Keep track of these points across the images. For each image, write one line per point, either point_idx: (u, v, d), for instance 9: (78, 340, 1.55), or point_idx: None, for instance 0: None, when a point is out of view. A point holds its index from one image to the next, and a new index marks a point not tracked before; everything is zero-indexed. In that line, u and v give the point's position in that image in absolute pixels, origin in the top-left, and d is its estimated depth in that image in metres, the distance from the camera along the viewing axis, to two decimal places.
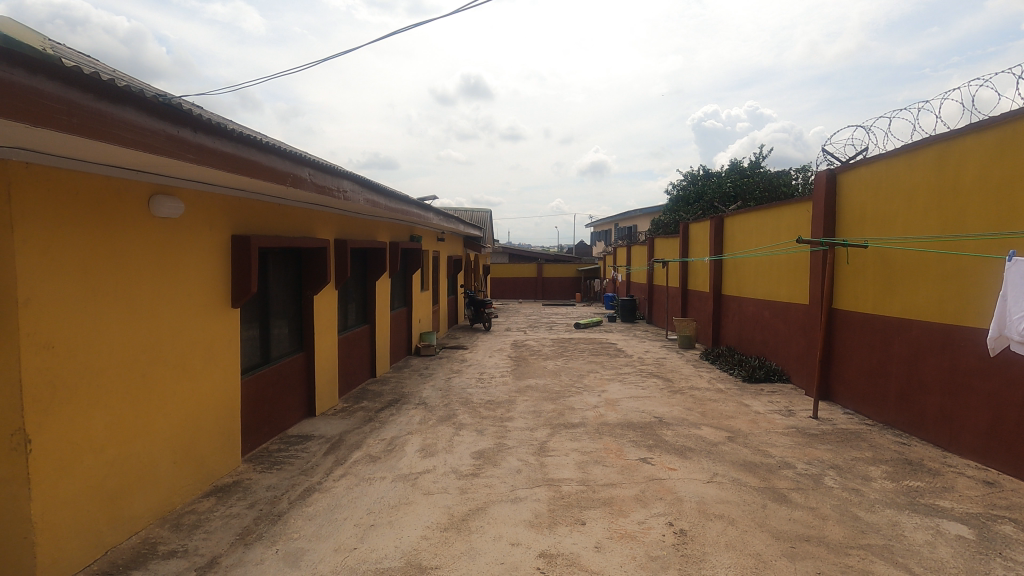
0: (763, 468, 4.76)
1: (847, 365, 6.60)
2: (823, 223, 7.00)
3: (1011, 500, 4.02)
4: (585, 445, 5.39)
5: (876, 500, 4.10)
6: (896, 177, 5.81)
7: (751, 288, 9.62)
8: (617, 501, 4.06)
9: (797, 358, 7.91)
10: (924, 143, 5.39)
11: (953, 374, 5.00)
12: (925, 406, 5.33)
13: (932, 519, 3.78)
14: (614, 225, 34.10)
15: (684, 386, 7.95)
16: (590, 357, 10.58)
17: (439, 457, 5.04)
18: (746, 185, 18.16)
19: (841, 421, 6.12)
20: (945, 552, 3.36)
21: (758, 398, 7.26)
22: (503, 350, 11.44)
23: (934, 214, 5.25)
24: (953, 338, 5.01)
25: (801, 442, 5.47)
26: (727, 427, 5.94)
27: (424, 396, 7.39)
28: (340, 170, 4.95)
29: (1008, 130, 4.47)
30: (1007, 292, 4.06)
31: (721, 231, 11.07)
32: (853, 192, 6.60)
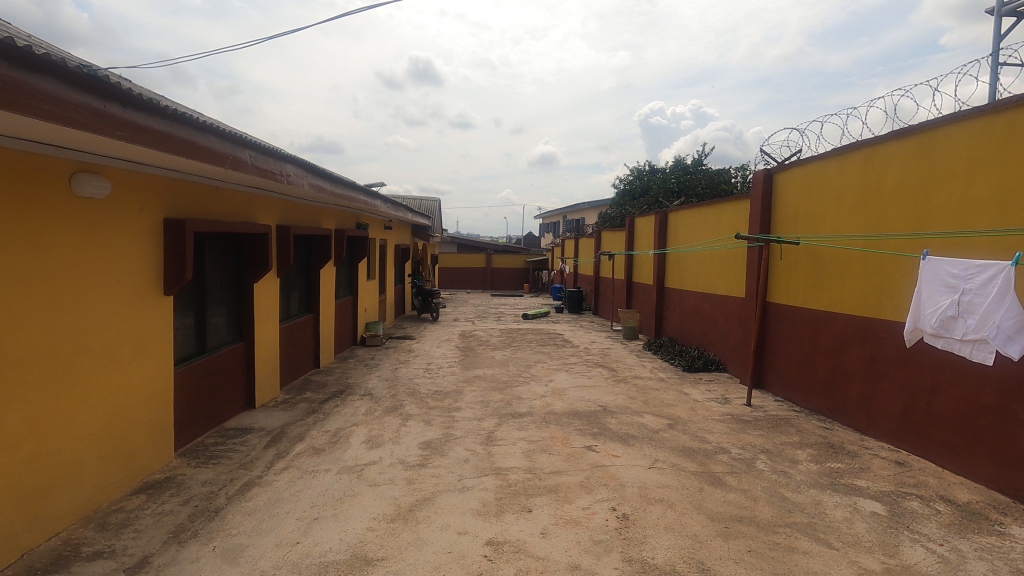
0: (700, 453, 4.98)
1: (778, 356, 7.00)
2: (759, 220, 7.35)
3: (918, 479, 4.40)
4: (532, 434, 5.47)
5: (802, 482, 4.38)
6: (826, 179, 6.18)
7: (692, 282, 9.99)
8: (563, 488, 4.15)
9: (733, 349, 8.31)
10: (852, 148, 5.75)
11: (872, 363, 5.38)
12: (847, 393, 5.74)
13: (850, 497, 4.09)
14: (562, 217, 34.56)
15: (628, 376, 8.19)
16: (537, 347, 10.71)
17: (385, 448, 4.98)
18: (689, 182, 18.77)
19: (772, 408, 6.49)
20: (861, 527, 3.64)
21: (696, 386, 7.58)
22: (451, 340, 11.40)
23: (859, 214, 5.63)
24: (872, 330, 5.40)
25: (736, 428, 5.76)
26: (668, 414, 6.18)
27: (370, 387, 7.27)
28: (283, 153, 4.75)
29: (925, 138, 4.84)
30: (921, 289, 4.39)
31: (665, 226, 11.42)
32: (787, 191, 6.96)
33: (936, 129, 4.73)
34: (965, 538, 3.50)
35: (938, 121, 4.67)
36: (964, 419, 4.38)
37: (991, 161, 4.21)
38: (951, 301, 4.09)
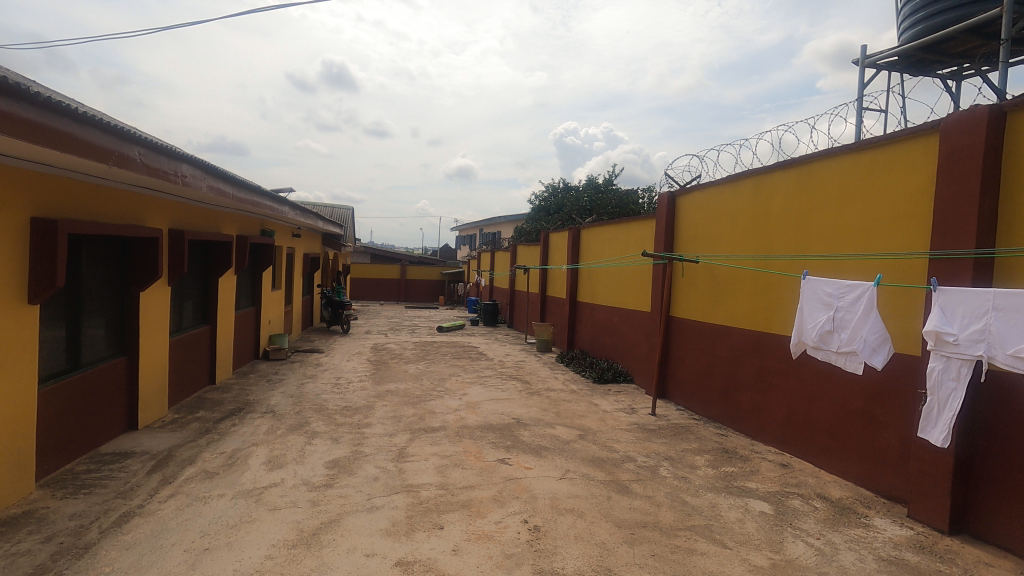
0: (608, 462, 5.15)
1: (680, 367, 7.43)
2: (663, 238, 7.81)
3: (799, 479, 4.83)
4: (445, 448, 5.39)
5: (700, 486, 4.65)
6: (722, 202, 6.68)
7: (602, 296, 10.38)
8: (476, 503, 4.12)
9: (640, 361, 8.72)
10: (744, 175, 6.28)
11: (762, 373, 5.85)
12: (740, 401, 6.20)
13: (742, 499, 4.40)
14: (479, 230, 34.74)
15: (541, 388, 8.33)
16: (452, 360, 10.62)
17: (288, 468, 4.69)
18: (600, 201, 19.58)
19: (674, 417, 6.87)
20: (751, 526, 3.92)
21: (605, 397, 7.85)
22: (362, 353, 11.02)
23: (751, 237, 6.14)
24: (762, 343, 5.88)
25: (641, 436, 6.02)
26: (579, 425, 6.35)
27: (272, 404, 6.84)
28: (178, 152, 4.39)
29: (805, 170, 5.39)
30: (802, 306, 4.85)
31: (578, 242, 11.81)
32: (689, 213, 7.44)
33: (814, 162, 5.28)
34: (837, 531, 3.88)
35: (816, 155, 5.21)
36: (837, 424, 4.87)
37: (858, 193, 4.75)
38: (828, 317, 4.54)
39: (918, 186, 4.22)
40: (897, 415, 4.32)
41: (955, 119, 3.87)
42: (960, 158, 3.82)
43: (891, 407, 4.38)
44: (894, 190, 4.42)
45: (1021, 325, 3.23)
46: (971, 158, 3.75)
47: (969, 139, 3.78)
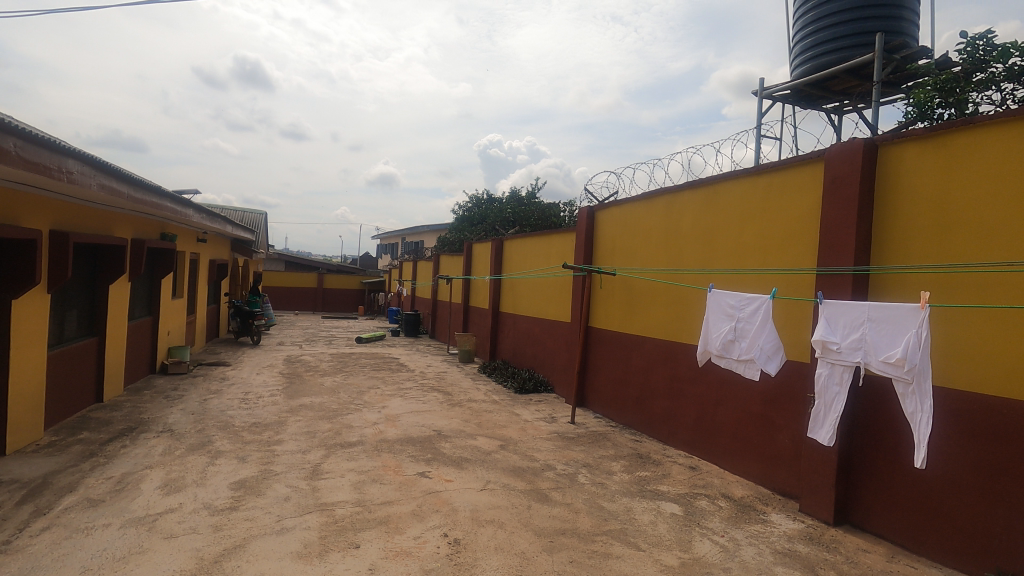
0: (529, 472, 5.20)
1: (598, 376, 7.67)
2: (583, 252, 8.07)
3: (706, 480, 5.12)
4: (362, 464, 5.21)
5: (616, 491, 4.81)
6: (638, 218, 7.01)
7: (524, 307, 10.52)
8: (394, 519, 4.01)
9: (560, 371, 8.90)
10: (657, 194, 6.63)
11: (673, 381, 6.17)
12: (653, 407, 6.49)
13: (654, 502, 4.59)
14: (401, 239, 34.17)
15: (462, 399, 8.27)
16: (371, 372, 10.32)
17: (187, 492, 4.33)
18: (523, 213, 19.88)
19: (592, 424, 7.07)
20: (662, 528, 4.10)
21: (526, 407, 7.94)
22: (273, 366, 10.44)
23: (663, 252, 6.48)
24: (673, 352, 6.21)
25: (561, 445, 6.14)
26: (500, 436, 6.37)
27: (170, 422, 6.31)
28: (63, 146, 3.97)
29: (711, 191, 5.78)
30: (708, 317, 5.16)
31: (501, 253, 11.90)
32: (607, 227, 7.73)
33: (718, 184, 5.68)
34: (739, 528, 4.15)
35: (721, 178, 5.61)
36: (739, 427, 5.22)
37: (756, 214, 5.17)
38: (730, 327, 4.87)
39: (806, 209, 4.66)
40: (790, 417, 4.70)
41: (837, 149, 4.31)
42: (841, 185, 4.25)
43: (785, 410, 4.76)
44: (787, 212, 4.84)
45: (890, 334, 3.62)
46: (849, 186, 4.18)
47: (848, 168, 4.22)
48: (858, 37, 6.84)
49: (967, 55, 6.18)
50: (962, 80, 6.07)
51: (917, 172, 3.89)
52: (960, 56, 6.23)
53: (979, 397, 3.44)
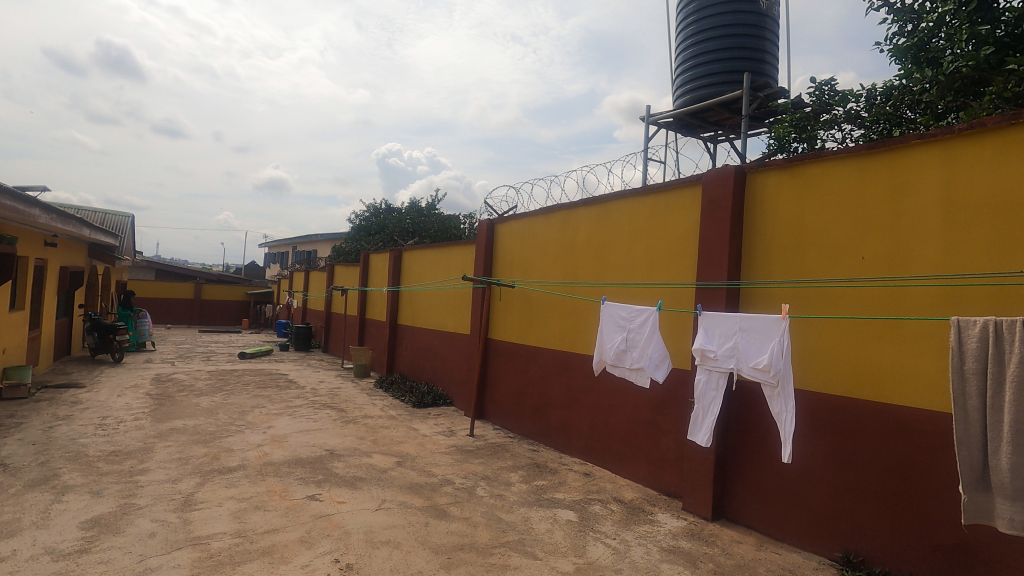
0: (426, 488, 5.08)
1: (497, 388, 7.72)
2: (482, 264, 8.13)
3: (599, 485, 5.32)
4: (244, 490, 4.80)
5: (514, 502, 4.84)
6: (535, 232, 7.20)
7: (423, 320, 10.35)
8: (280, 548, 3.72)
9: (459, 384, 8.85)
10: (554, 209, 6.86)
11: (568, 391, 6.36)
12: (550, 417, 6.64)
13: (550, 510, 4.68)
14: (291, 247, 32.31)
15: (357, 416, 7.93)
16: (255, 390, 9.57)
17: (24, 536, 3.72)
18: (423, 224, 19.63)
19: (491, 436, 7.09)
20: (558, 535, 4.18)
21: (425, 421, 7.79)
22: (139, 387, 9.34)
23: (560, 265, 6.71)
24: (569, 362, 6.41)
25: (459, 458, 6.08)
26: (397, 452, 6.18)
27: (3, 455, 5.39)
28: None
29: (603, 208, 6.08)
30: (602, 328, 5.39)
31: (400, 264, 11.63)
32: (506, 240, 7.86)
33: (609, 202, 5.99)
34: (629, 529, 4.35)
35: (612, 196, 5.93)
36: (629, 432, 5.49)
37: (644, 231, 5.52)
38: (622, 338, 5.13)
39: (686, 228, 5.06)
40: (674, 422, 5.03)
41: (712, 174, 4.73)
42: (717, 207, 4.66)
43: (670, 415, 5.09)
44: (672, 230, 5.21)
45: (758, 342, 3.99)
46: (723, 208, 4.60)
47: (722, 192, 4.64)
48: (729, 75, 7.59)
49: (816, 98, 7.08)
50: (812, 119, 6.96)
51: (778, 197, 4.37)
52: (810, 98, 7.13)
53: (830, 397, 3.90)
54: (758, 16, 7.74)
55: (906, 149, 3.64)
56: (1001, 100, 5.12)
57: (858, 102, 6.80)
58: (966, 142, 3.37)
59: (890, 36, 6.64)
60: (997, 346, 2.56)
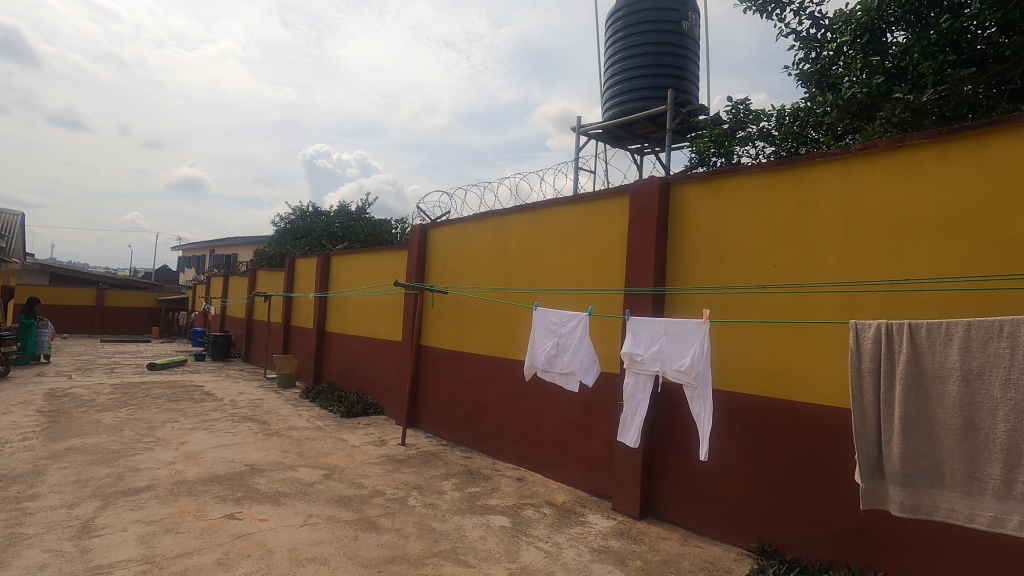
0: (355, 500, 4.92)
1: (429, 395, 7.61)
2: (415, 270, 8.02)
3: (532, 489, 5.37)
4: (153, 512, 4.44)
5: (447, 510, 4.78)
6: (468, 238, 7.20)
7: (352, 326, 10.04)
8: (194, 572, 3.47)
9: (390, 392, 8.65)
10: (487, 215, 6.89)
11: (501, 396, 6.38)
12: (483, 423, 6.63)
13: (484, 516, 4.67)
14: (208, 251, 30.41)
15: (281, 428, 7.55)
16: (166, 404, 8.90)
17: None
18: (352, 228, 19.07)
19: (423, 445, 6.98)
20: (491, 542, 4.18)
21: (354, 432, 7.55)
22: (29, 403, 8.43)
23: (493, 271, 6.73)
24: (502, 367, 6.44)
25: (391, 468, 5.93)
26: (324, 464, 5.94)
27: None
28: None
29: (535, 215, 6.18)
30: (534, 333, 5.44)
31: (328, 269, 11.23)
32: (438, 246, 7.80)
33: (542, 209, 6.09)
34: (562, 532, 4.41)
35: (544, 203, 6.03)
36: (561, 436, 5.58)
37: (574, 239, 5.65)
38: (553, 343, 5.20)
39: (615, 236, 5.24)
40: (603, 424, 5.17)
41: (639, 185, 4.92)
42: (643, 216, 4.86)
43: (600, 418, 5.22)
44: (601, 237, 5.37)
45: (681, 345, 4.17)
46: (649, 217, 4.80)
47: (647, 202, 4.84)
48: (654, 90, 7.95)
49: (732, 115, 7.56)
50: (729, 135, 7.42)
51: (699, 209, 4.61)
52: (727, 115, 7.60)
53: (746, 396, 4.15)
54: (680, 37, 8.17)
55: (812, 166, 3.95)
56: (890, 125, 5.70)
57: (769, 122, 7.32)
58: (862, 162, 3.70)
59: (796, 62, 7.20)
60: (888, 346, 2.82)
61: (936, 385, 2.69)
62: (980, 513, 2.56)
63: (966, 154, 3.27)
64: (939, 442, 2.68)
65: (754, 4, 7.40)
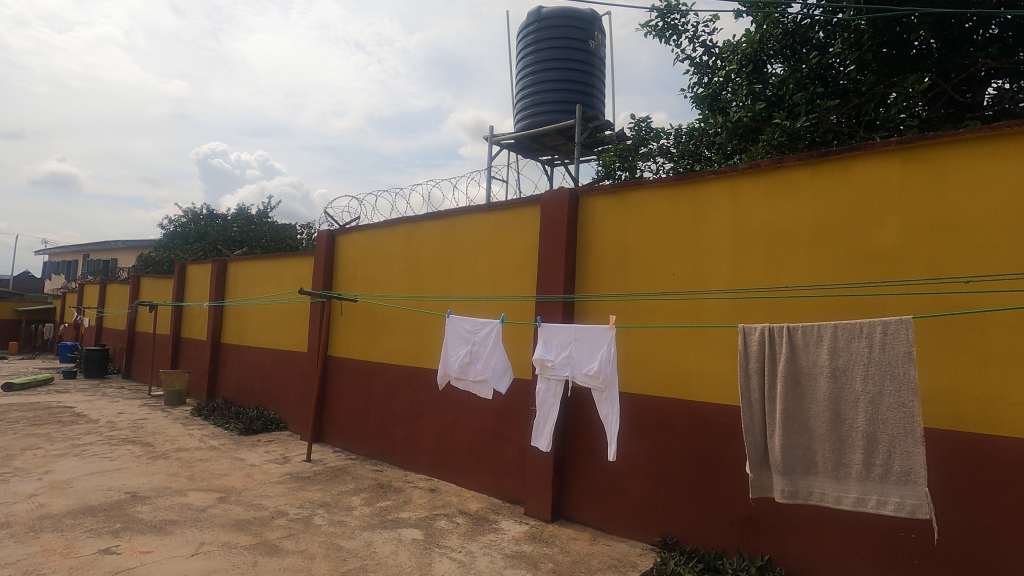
0: (255, 523, 4.60)
1: (337, 408, 7.31)
2: (322, 277, 7.68)
3: (444, 499, 5.30)
4: (8, 553, 3.88)
5: (355, 527, 4.60)
6: (379, 245, 7.02)
7: (252, 338, 9.41)
8: None
9: (294, 406, 8.20)
10: (399, 222, 6.76)
11: (413, 407, 6.26)
12: (394, 434, 6.47)
13: (395, 530, 4.54)
14: (81, 255, 27.27)
15: (168, 450, 6.91)
16: (26, 428, 7.83)
17: None
18: (253, 232, 17.90)
19: (330, 460, 6.68)
20: (402, 556, 4.07)
21: (253, 450, 7.07)
22: None
23: (405, 278, 6.61)
24: (414, 377, 6.32)
25: (294, 486, 5.61)
26: (218, 487, 5.50)
27: None
28: None
29: (448, 223, 6.15)
30: (447, 341, 5.39)
31: (224, 276, 10.47)
32: (347, 252, 7.54)
33: (455, 217, 6.07)
34: (475, 540, 4.40)
35: (457, 211, 6.02)
36: (474, 444, 5.57)
37: (487, 247, 5.69)
38: (466, 350, 5.17)
39: (526, 245, 5.34)
40: (516, 430, 5.23)
41: (549, 195, 5.06)
42: (553, 226, 5.00)
43: (512, 424, 5.27)
44: (514, 246, 5.46)
45: (589, 350, 4.32)
46: (559, 227, 4.95)
47: (557, 212, 4.99)
48: (564, 105, 8.24)
49: (635, 132, 8.01)
50: (632, 151, 7.84)
51: (605, 219, 4.82)
52: (631, 132, 8.04)
53: (649, 398, 4.37)
54: (588, 55, 8.53)
55: (705, 182, 4.27)
56: (771, 147, 6.28)
57: (668, 139, 7.82)
58: (747, 179, 4.06)
59: (691, 85, 7.76)
60: (771, 347, 3.10)
61: (810, 382, 2.99)
62: (846, 495, 2.87)
63: (833, 175, 3.68)
64: (813, 432, 2.98)
65: (654, 28, 7.89)
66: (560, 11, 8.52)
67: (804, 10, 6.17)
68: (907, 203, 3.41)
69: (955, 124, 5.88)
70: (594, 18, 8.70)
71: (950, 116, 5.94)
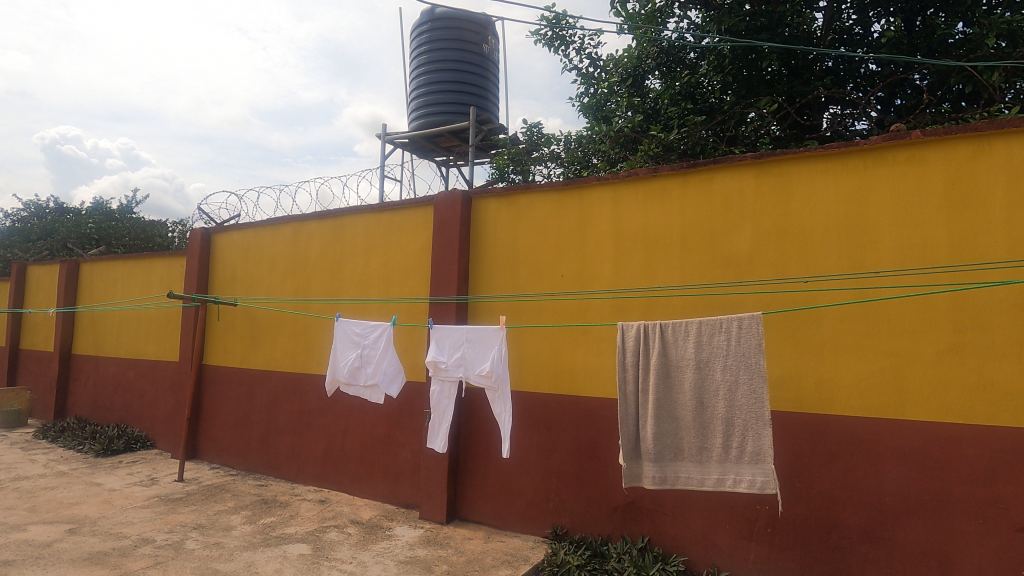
0: (114, 554, 4.13)
1: (214, 421, 6.75)
2: (195, 280, 7.05)
3: (335, 510, 5.10)
4: None
5: (235, 548, 4.29)
6: (261, 245, 6.59)
7: (111, 347, 8.41)
8: None
9: (163, 422, 7.46)
10: (283, 221, 6.39)
11: (300, 415, 5.95)
12: (279, 445, 6.11)
13: (280, 547, 4.30)
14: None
15: (3, 479, 5.98)
16: None
17: None
18: (112, 229, 15.98)
19: (206, 477, 6.16)
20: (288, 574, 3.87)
21: (113, 472, 6.33)
22: None
23: (290, 280, 6.26)
24: (300, 384, 6.01)
25: (162, 510, 5.10)
26: (68, 517, 4.86)
27: None
28: None
29: (337, 223, 5.91)
30: (335, 345, 5.16)
31: (75, 278, 9.25)
32: (225, 252, 7.00)
33: (344, 217, 5.85)
34: (367, 549, 4.28)
35: (347, 211, 5.81)
36: (365, 450, 5.42)
37: (379, 248, 5.56)
38: (356, 355, 4.99)
39: (419, 247, 5.29)
40: (409, 434, 5.16)
41: (442, 196, 5.06)
42: (446, 227, 5.00)
43: (405, 427, 5.20)
44: (406, 248, 5.38)
45: (481, 350, 4.36)
46: (451, 229, 4.96)
47: (450, 213, 5.00)
48: (458, 107, 8.27)
49: (527, 137, 8.25)
50: (525, 155, 8.07)
51: (496, 221, 4.92)
52: (524, 136, 8.28)
53: (538, 394, 4.52)
54: (482, 59, 8.62)
55: (589, 188, 4.49)
56: (649, 156, 6.74)
57: (557, 145, 8.13)
58: (626, 186, 4.32)
59: (578, 94, 8.14)
60: (645, 343, 3.34)
61: (677, 374, 3.26)
62: (708, 477, 3.17)
63: (700, 184, 4.04)
64: (680, 421, 3.26)
65: (543, 37, 8.17)
66: (452, 13, 8.49)
67: (677, 32, 6.72)
68: (759, 212, 3.83)
69: (798, 143, 6.67)
70: (489, 23, 8.81)
71: (794, 135, 6.75)
